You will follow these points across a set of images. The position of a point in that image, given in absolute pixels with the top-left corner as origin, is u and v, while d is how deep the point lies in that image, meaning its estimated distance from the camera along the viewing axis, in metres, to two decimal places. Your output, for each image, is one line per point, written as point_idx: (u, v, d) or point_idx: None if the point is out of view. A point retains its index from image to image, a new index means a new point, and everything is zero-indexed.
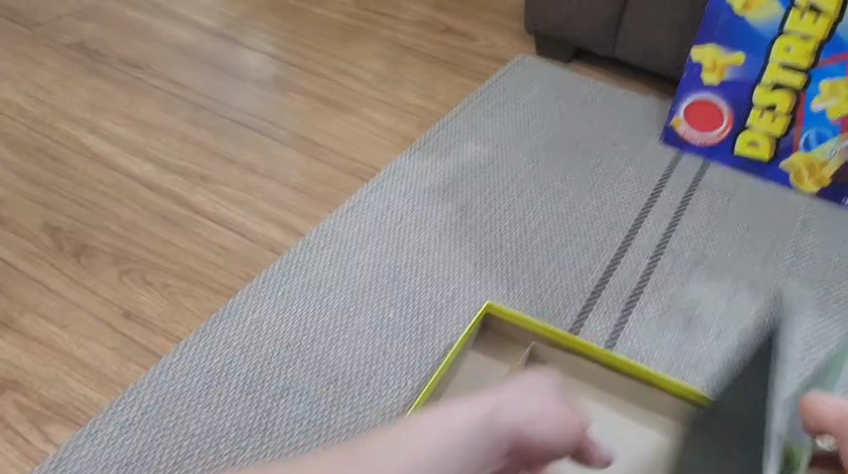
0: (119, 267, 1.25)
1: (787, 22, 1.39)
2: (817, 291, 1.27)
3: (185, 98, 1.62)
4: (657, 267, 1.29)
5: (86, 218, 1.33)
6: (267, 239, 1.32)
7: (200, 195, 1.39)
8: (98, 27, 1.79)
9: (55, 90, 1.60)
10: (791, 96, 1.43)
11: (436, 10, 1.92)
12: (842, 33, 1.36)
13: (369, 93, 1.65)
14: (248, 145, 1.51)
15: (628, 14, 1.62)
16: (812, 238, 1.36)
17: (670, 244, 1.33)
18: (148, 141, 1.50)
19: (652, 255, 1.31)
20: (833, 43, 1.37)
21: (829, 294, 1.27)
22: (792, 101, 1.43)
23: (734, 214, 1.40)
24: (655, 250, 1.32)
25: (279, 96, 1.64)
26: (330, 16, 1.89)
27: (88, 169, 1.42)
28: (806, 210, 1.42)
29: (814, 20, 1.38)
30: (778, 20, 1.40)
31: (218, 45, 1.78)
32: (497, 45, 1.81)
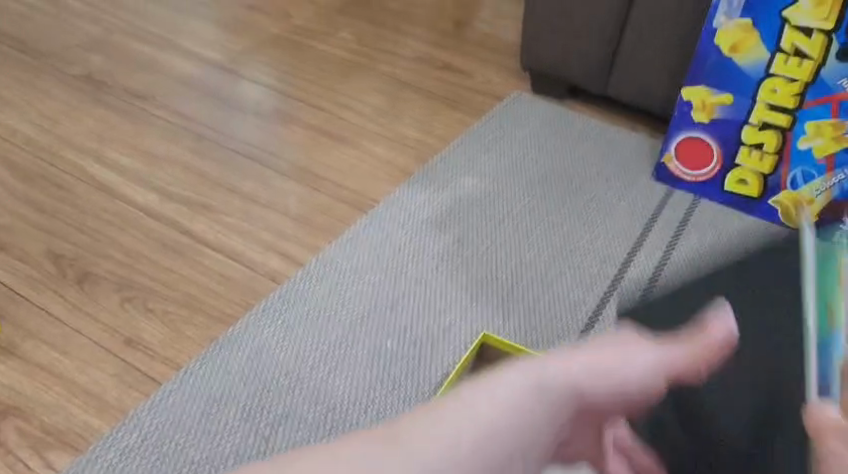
0: (122, 294, 1.27)
1: (774, 64, 1.42)
2: None
3: (187, 128, 1.64)
4: None
5: (90, 246, 1.35)
6: (266, 268, 1.33)
7: (202, 224, 1.41)
8: (104, 60, 1.83)
9: (61, 120, 1.63)
10: (777, 135, 1.46)
11: (434, 46, 1.95)
12: (826, 77, 1.39)
13: (368, 126, 1.68)
14: (249, 176, 1.53)
15: (621, 53, 1.65)
16: None
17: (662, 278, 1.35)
18: (151, 171, 1.52)
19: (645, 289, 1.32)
20: (817, 86, 1.40)
21: None
22: (779, 140, 1.46)
23: (729, 244, 1.41)
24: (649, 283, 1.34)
25: (280, 128, 1.66)
26: (331, 51, 1.92)
27: (92, 198, 1.44)
28: None
29: (800, 63, 1.40)
30: (765, 63, 1.42)
31: (221, 77, 1.81)
32: (493, 81, 1.84)
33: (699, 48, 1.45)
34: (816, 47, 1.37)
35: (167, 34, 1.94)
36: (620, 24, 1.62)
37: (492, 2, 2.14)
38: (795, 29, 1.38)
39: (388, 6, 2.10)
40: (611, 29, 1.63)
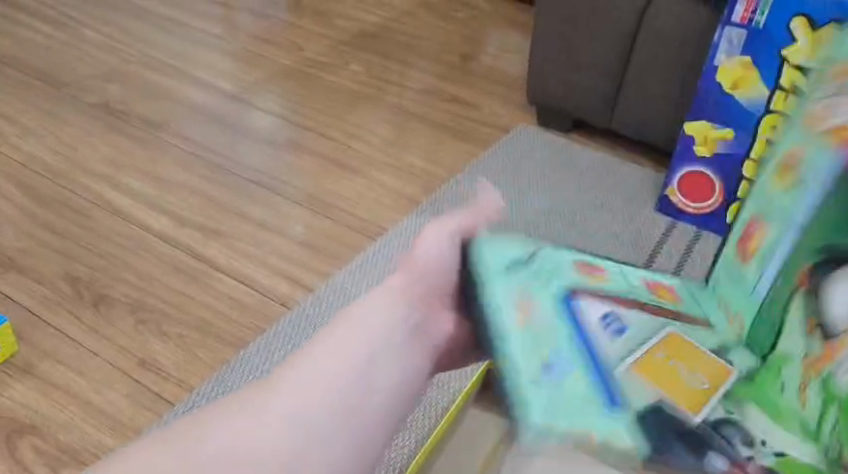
0: (136, 316, 1.30)
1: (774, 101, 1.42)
2: None
3: (200, 155, 1.68)
4: None
5: (105, 269, 1.38)
6: (277, 293, 1.36)
7: (214, 249, 1.44)
8: (121, 90, 1.88)
9: (78, 147, 1.68)
10: None
11: (441, 79, 1.99)
12: None
13: (376, 156, 1.72)
14: (259, 202, 1.57)
15: (625, 87, 1.69)
16: None
17: None
18: (164, 196, 1.56)
19: None
20: None
21: None
22: None
23: None
24: None
25: (290, 156, 1.70)
26: (341, 82, 1.97)
27: (108, 222, 1.48)
28: None
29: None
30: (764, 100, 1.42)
31: (233, 106, 1.85)
32: (499, 113, 1.88)
33: (701, 84, 1.48)
34: None
35: (181, 65, 1.99)
36: (624, 60, 1.67)
37: (499, 37, 2.19)
38: (794, 68, 1.37)
39: (397, 39, 2.15)
40: (615, 64, 1.68)
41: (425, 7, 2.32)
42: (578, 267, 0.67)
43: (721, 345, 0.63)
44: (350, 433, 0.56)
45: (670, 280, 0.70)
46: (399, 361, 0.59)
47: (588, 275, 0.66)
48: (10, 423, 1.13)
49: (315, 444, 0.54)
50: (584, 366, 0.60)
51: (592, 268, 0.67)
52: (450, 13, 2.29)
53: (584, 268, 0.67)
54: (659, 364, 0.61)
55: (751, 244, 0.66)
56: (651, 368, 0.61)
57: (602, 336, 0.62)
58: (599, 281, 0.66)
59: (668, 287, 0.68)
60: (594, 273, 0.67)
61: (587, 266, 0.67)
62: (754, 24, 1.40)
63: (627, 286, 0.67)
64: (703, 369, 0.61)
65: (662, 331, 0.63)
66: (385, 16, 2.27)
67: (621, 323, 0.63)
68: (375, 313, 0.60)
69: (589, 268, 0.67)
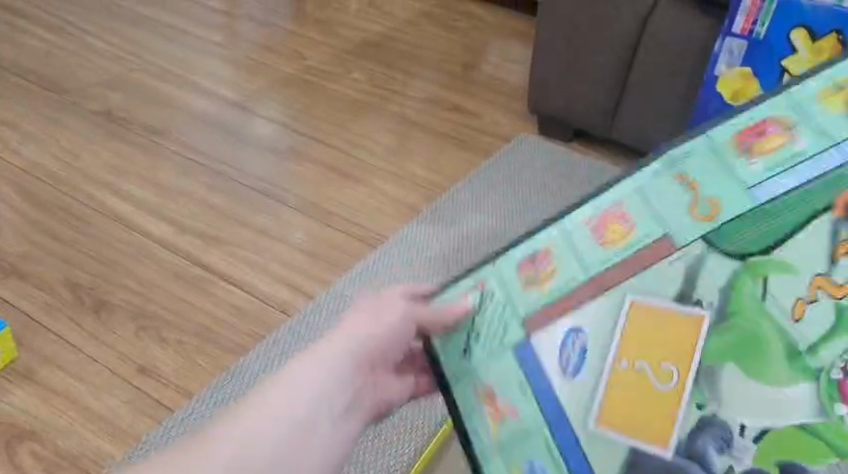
0: (137, 323, 1.30)
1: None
2: None
3: (202, 162, 1.69)
4: None
5: (106, 275, 1.38)
6: (279, 300, 1.36)
7: (215, 255, 1.44)
8: (124, 97, 1.89)
9: (81, 154, 1.68)
10: None
11: (443, 88, 2.00)
12: None
13: (377, 164, 1.72)
14: (261, 210, 1.57)
15: (626, 97, 1.69)
16: None
17: None
18: (167, 203, 1.56)
19: None
20: None
21: None
22: None
23: None
24: None
25: (292, 164, 1.70)
26: (344, 91, 1.97)
27: (110, 229, 1.48)
28: None
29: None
30: None
31: (235, 114, 1.86)
32: (501, 122, 1.88)
33: (701, 95, 1.47)
34: None
35: (184, 72, 2.00)
36: (625, 69, 1.67)
37: (500, 47, 2.20)
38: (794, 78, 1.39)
39: (399, 48, 2.16)
40: (617, 73, 1.68)
41: (427, 16, 2.33)
42: (511, 275, 0.46)
43: (692, 275, 0.41)
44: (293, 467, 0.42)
45: (611, 196, 0.44)
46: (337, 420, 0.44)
47: (527, 281, 0.45)
48: (9, 428, 1.13)
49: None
50: (537, 406, 0.44)
51: (533, 262, 0.45)
52: (452, 22, 2.30)
53: (526, 267, 0.46)
54: (637, 387, 0.42)
55: (766, 140, 0.41)
56: (624, 395, 0.42)
57: (557, 382, 0.44)
58: (535, 291, 0.45)
59: (616, 221, 0.43)
60: (540, 271, 0.45)
61: (533, 256, 0.46)
62: (754, 34, 1.41)
63: (562, 256, 0.45)
64: (688, 364, 0.41)
65: (623, 306, 0.43)
66: (388, 25, 2.27)
67: (583, 348, 0.44)
68: (311, 374, 0.44)
69: (532, 262, 0.45)
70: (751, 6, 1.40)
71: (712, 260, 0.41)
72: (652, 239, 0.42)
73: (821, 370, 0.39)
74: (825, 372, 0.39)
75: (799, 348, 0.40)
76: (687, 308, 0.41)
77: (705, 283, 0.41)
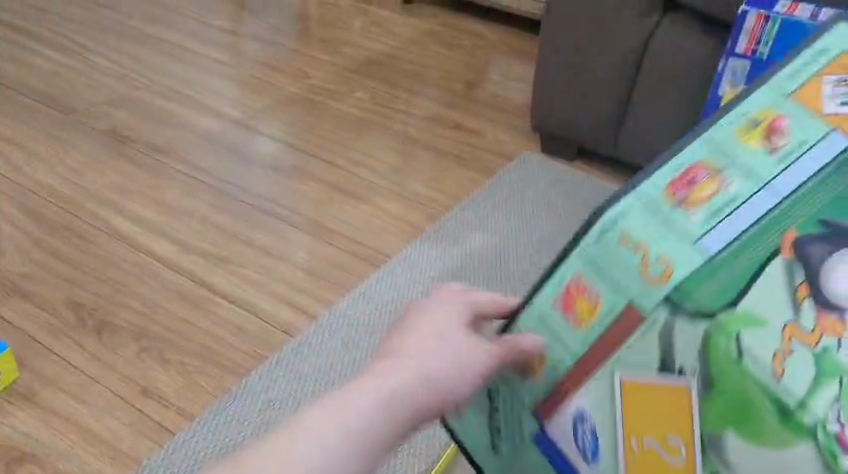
0: (138, 343, 1.29)
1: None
2: None
3: (205, 181, 1.69)
4: None
5: (108, 295, 1.38)
6: (281, 320, 1.36)
7: (219, 275, 1.44)
8: (129, 115, 1.89)
9: (85, 173, 1.68)
10: None
11: (446, 107, 2.00)
12: None
13: (380, 182, 1.72)
14: (263, 229, 1.56)
15: (630, 114, 1.69)
16: None
17: None
18: (170, 222, 1.56)
19: None
20: None
21: None
22: None
23: None
24: None
25: (294, 183, 1.70)
26: (347, 110, 1.97)
27: (113, 248, 1.48)
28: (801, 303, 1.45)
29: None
30: None
31: (239, 133, 1.86)
32: (503, 141, 1.88)
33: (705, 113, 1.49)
34: None
35: (188, 91, 2.00)
36: (628, 87, 1.67)
37: (502, 66, 2.20)
38: None
39: (402, 67, 2.16)
40: (620, 91, 1.68)
41: (430, 35, 2.33)
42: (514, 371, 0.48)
43: (665, 347, 0.41)
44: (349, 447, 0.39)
45: (569, 270, 0.46)
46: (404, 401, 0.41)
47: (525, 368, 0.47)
48: (10, 451, 1.12)
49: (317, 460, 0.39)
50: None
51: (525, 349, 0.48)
52: (455, 41, 2.30)
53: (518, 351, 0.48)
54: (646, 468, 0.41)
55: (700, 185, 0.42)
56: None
57: (582, 467, 0.44)
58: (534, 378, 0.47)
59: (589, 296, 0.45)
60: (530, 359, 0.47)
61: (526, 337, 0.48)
62: (757, 54, 1.39)
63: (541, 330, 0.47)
64: (690, 436, 0.40)
65: (616, 387, 0.42)
66: (390, 43, 2.28)
67: (595, 432, 0.44)
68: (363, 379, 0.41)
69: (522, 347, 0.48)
70: (754, 25, 1.39)
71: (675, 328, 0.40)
72: (617, 310, 0.43)
73: (818, 425, 0.36)
74: (821, 427, 0.36)
75: (787, 402, 0.37)
76: (664, 381, 0.41)
77: (682, 353, 0.40)
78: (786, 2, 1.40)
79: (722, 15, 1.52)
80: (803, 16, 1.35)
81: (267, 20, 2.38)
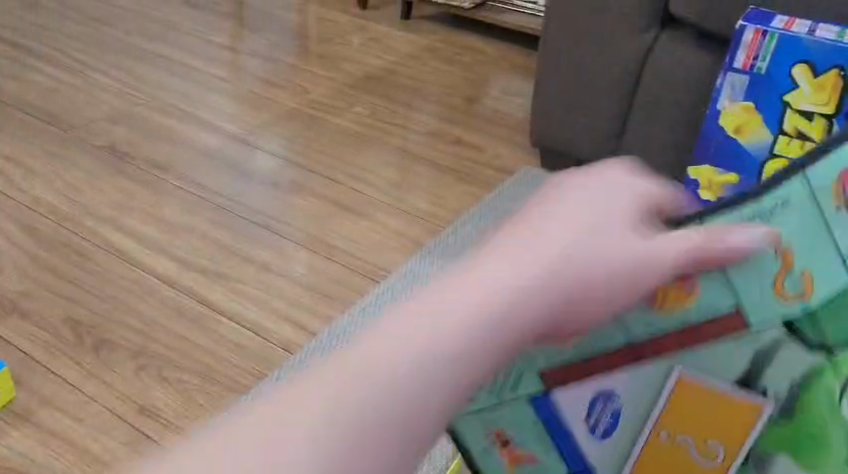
0: (137, 361, 1.28)
1: (778, 144, 1.39)
2: None
3: (205, 198, 1.68)
4: None
5: (107, 312, 1.37)
6: (280, 337, 1.34)
7: (218, 292, 1.43)
8: (128, 132, 1.89)
9: (84, 190, 1.68)
10: None
11: (446, 122, 2.00)
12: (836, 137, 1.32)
13: (380, 198, 1.71)
14: (263, 245, 1.56)
15: (630, 128, 1.68)
16: None
17: None
18: (169, 239, 1.55)
19: None
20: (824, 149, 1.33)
21: None
22: None
23: None
24: None
25: (294, 199, 1.70)
26: (346, 125, 1.97)
27: (111, 265, 1.47)
28: None
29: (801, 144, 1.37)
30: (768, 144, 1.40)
31: (238, 149, 1.85)
32: (503, 156, 1.88)
33: (704, 130, 1.45)
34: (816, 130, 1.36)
35: (188, 107, 2.00)
36: (627, 101, 1.67)
37: (502, 81, 2.20)
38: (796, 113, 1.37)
39: (402, 82, 2.16)
40: (619, 104, 1.67)
41: (430, 51, 2.33)
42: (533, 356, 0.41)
43: (761, 357, 0.41)
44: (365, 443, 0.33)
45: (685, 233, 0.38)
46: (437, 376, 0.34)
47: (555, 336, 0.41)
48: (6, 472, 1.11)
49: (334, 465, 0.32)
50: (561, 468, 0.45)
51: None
52: (455, 57, 2.30)
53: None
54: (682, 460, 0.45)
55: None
56: (662, 462, 0.45)
57: (587, 441, 0.44)
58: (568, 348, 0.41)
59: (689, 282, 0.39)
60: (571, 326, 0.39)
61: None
62: (757, 69, 1.39)
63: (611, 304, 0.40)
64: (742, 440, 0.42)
65: (672, 378, 0.42)
66: (390, 59, 2.28)
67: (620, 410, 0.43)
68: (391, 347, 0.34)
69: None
70: (751, 41, 1.38)
71: (781, 343, 0.40)
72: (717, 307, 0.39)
73: None
74: None
75: None
76: (749, 395, 0.41)
77: (773, 375, 0.41)
78: (782, 17, 1.40)
79: (721, 31, 1.52)
80: (800, 31, 1.35)
81: (267, 36, 2.38)
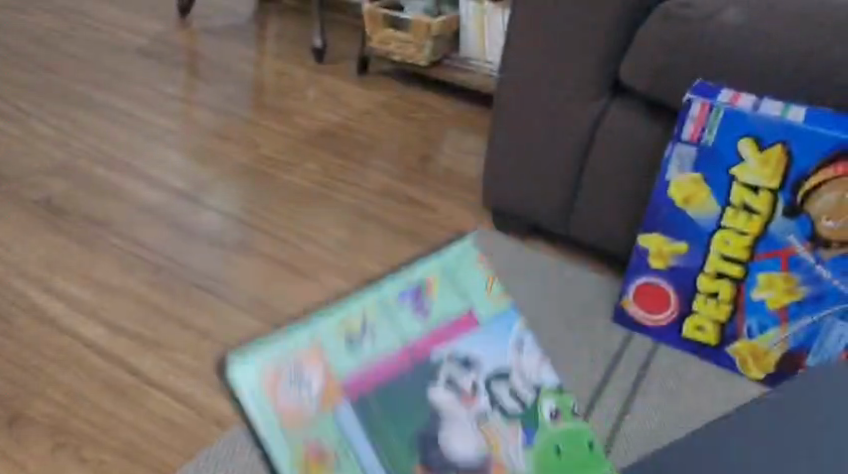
0: (55, 439, 1.16)
1: (726, 215, 1.30)
2: None
3: (146, 258, 1.54)
4: (615, 440, 1.20)
5: (27, 384, 1.25)
6: (215, 413, 1.22)
7: (149, 361, 1.30)
8: (65, 185, 1.75)
9: (13, 246, 1.55)
10: (731, 286, 1.33)
11: (400, 176, 1.87)
12: (775, 232, 1.27)
13: (330, 259, 1.57)
14: (199, 309, 1.42)
15: (581, 198, 1.51)
16: None
17: (625, 423, 1.23)
18: (103, 302, 1.42)
19: (609, 432, 1.21)
20: (767, 239, 1.28)
21: None
22: (733, 291, 1.33)
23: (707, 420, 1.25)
24: (612, 427, 1.22)
25: (238, 259, 1.56)
26: (295, 180, 1.83)
27: (36, 331, 1.35)
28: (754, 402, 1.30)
29: (749, 217, 1.29)
30: (715, 216, 1.31)
31: (184, 206, 1.71)
32: (454, 216, 1.74)
33: (652, 199, 1.35)
34: (762, 203, 1.27)
35: (132, 160, 1.87)
36: (577, 166, 1.49)
37: (457, 137, 2.07)
38: (743, 186, 1.28)
39: (355, 139, 2.01)
40: (569, 170, 1.50)
41: (385, 107, 2.19)
42: None
43: None
44: None
45: None
46: None
47: None
48: None
49: None
50: None
51: None
52: (413, 114, 2.16)
53: None
54: None
55: None
56: None
57: None
58: None
59: None
60: None
61: None
62: (703, 143, 1.28)
63: None
64: None
65: None
66: (345, 115, 2.14)
67: None
68: None
69: None
70: (698, 114, 1.26)
71: None
72: None
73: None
74: None
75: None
76: None
77: None
78: (726, 93, 1.26)
79: (671, 100, 1.36)
80: (745, 106, 1.24)
81: (222, 88, 2.23)
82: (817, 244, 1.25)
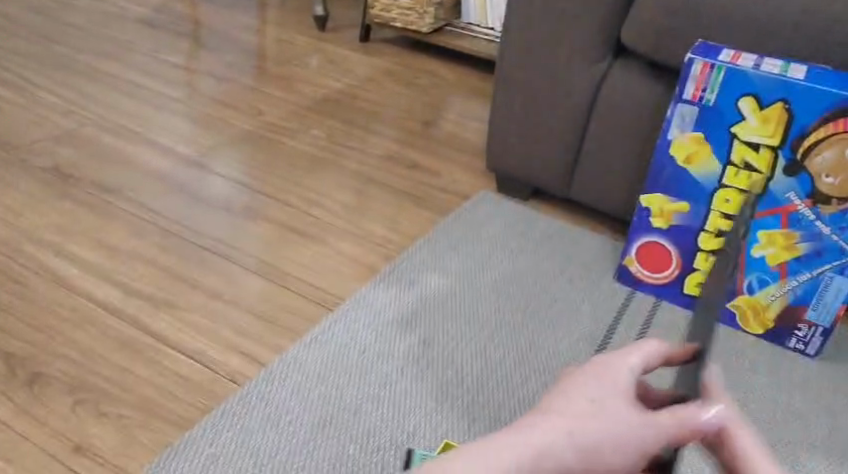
0: (73, 397, 1.19)
1: (727, 174, 1.32)
2: (789, 423, 1.22)
3: (156, 223, 1.57)
4: None
5: (43, 344, 1.28)
6: (228, 369, 1.25)
7: (163, 321, 1.33)
8: (73, 152, 1.78)
9: (25, 212, 1.57)
10: None
11: (403, 143, 1.89)
12: (776, 190, 1.29)
13: (336, 223, 1.60)
14: (209, 271, 1.45)
15: (581, 160, 1.54)
16: (762, 378, 1.29)
17: None
18: (115, 265, 1.45)
19: None
20: (768, 197, 1.30)
21: (802, 427, 1.22)
22: None
23: None
24: None
25: (246, 223, 1.59)
26: (300, 147, 1.85)
27: (50, 293, 1.37)
28: (753, 353, 1.34)
29: (749, 175, 1.31)
30: (717, 175, 1.33)
31: (192, 173, 1.73)
32: (458, 179, 1.76)
33: (655, 158, 1.37)
34: (763, 162, 1.28)
35: (139, 127, 1.89)
36: (579, 129, 1.52)
37: (460, 103, 2.08)
38: (744, 145, 1.29)
39: (359, 106, 2.03)
40: (570, 132, 1.53)
41: (389, 73, 2.20)
42: None
43: None
44: (622, 449, 0.55)
45: None
46: (625, 437, 0.55)
47: None
48: None
49: (622, 443, 0.55)
50: None
51: None
52: (416, 81, 2.17)
53: None
54: None
55: None
56: None
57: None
58: None
59: None
60: None
61: None
62: (704, 102, 1.29)
63: None
64: None
65: None
66: (348, 81, 2.15)
67: None
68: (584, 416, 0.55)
69: None
70: (700, 73, 1.27)
71: None
72: None
73: None
74: None
75: None
76: None
77: None
78: (727, 52, 1.28)
79: (671, 61, 1.37)
80: (746, 65, 1.25)
81: (226, 57, 2.25)
82: (816, 203, 1.27)
